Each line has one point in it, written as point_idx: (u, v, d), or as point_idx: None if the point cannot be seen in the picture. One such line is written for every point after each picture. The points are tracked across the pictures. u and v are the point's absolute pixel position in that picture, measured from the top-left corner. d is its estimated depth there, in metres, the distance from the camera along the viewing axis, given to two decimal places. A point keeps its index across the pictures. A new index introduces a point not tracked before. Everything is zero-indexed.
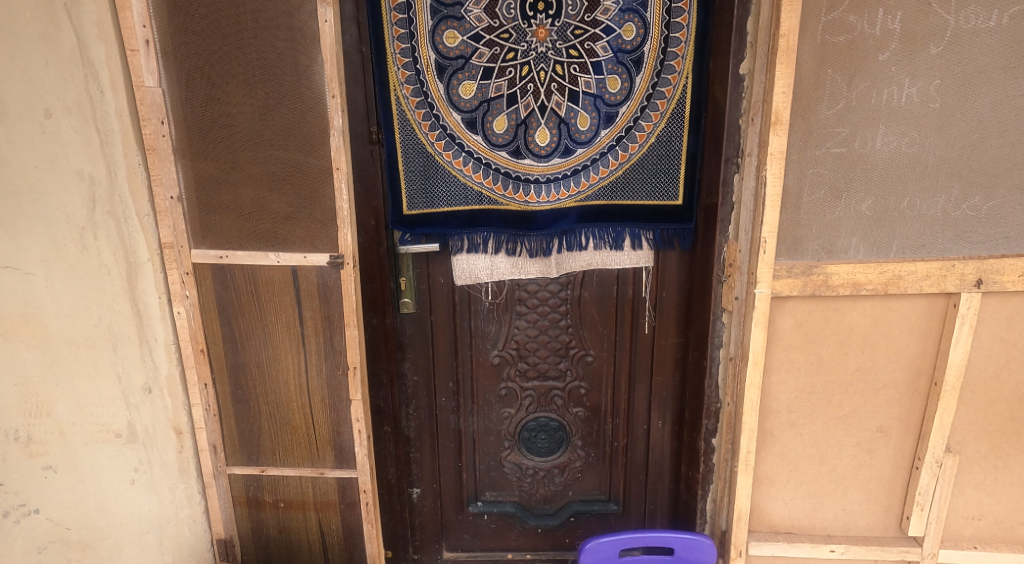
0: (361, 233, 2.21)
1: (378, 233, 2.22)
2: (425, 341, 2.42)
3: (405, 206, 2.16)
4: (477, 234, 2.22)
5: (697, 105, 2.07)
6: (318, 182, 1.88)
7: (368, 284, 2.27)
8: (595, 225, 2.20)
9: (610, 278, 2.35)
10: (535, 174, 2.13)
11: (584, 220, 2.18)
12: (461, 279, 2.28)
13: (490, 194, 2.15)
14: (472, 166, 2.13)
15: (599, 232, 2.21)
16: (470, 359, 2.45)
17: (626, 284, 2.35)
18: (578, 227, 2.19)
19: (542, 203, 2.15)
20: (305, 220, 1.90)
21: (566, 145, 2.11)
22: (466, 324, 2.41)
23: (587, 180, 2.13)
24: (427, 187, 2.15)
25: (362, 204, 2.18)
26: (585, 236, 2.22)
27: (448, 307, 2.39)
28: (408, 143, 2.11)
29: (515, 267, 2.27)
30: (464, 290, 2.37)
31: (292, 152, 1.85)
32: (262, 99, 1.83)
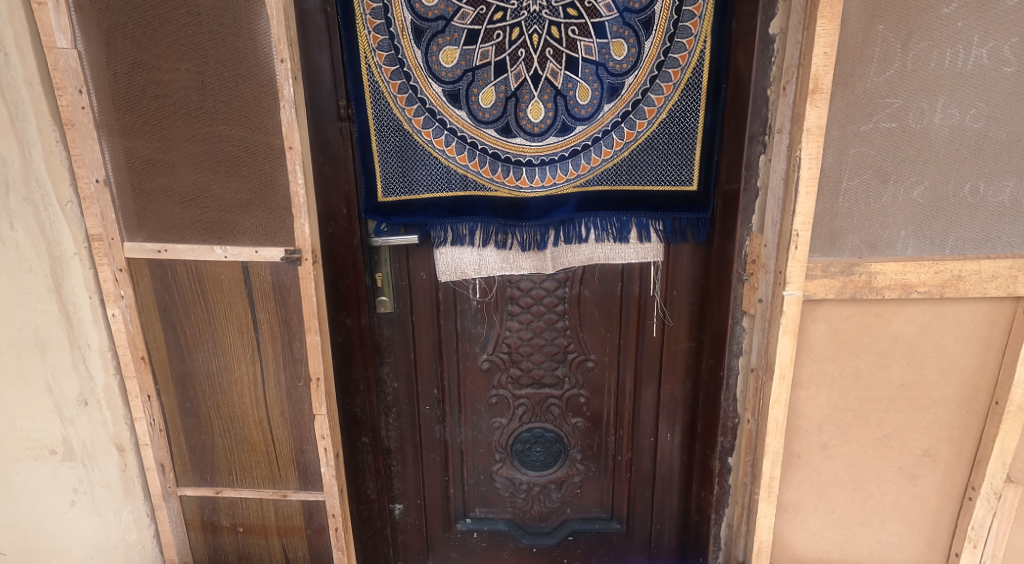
0: (330, 223, 1.96)
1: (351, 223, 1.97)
2: (405, 344, 2.17)
3: (380, 192, 1.90)
4: (462, 224, 1.97)
5: (717, 74, 1.79)
6: (266, 162, 1.60)
7: (339, 282, 2.02)
8: (596, 215, 1.93)
9: (614, 275, 2.08)
10: (528, 156, 1.86)
11: (583, 208, 1.92)
12: (444, 276, 2.04)
13: (476, 178, 1.88)
14: (456, 146, 1.85)
15: (600, 224, 1.95)
16: (456, 364, 2.21)
17: (631, 282, 2.08)
18: (577, 217, 1.93)
19: (536, 190, 1.88)
20: (256, 208, 1.62)
21: (564, 122, 1.83)
22: (452, 325, 2.16)
23: (586, 164, 1.87)
24: (405, 170, 1.88)
25: (332, 192, 1.92)
26: (584, 228, 1.96)
27: (431, 307, 2.13)
28: (382, 120, 1.85)
29: (505, 262, 2.01)
30: (449, 287, 2.11)
31: (236, 127, 1.58)
32: (198, 64, 1.55)
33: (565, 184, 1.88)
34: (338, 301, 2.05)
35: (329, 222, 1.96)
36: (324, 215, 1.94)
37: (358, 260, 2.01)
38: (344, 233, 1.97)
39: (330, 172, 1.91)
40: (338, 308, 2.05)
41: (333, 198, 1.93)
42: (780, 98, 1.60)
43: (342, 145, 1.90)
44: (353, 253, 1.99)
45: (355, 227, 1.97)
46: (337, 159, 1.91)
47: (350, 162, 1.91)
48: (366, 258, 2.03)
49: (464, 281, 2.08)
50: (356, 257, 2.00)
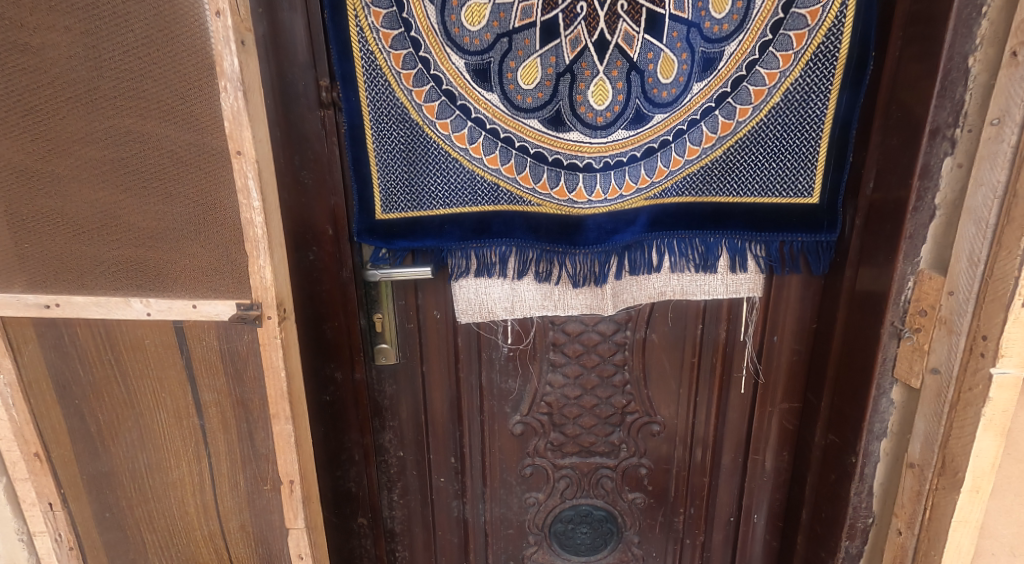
0: (312, 249, 1.46)
1: (343, 248, 1.47)
2: (414, 402, 1.66)
3: (379, 207, 1.40)
4: (492, 248, 1.44)
5: (859, 37, 1.25)
6: (202, 171, 1.08)
7: (322, 325, 1.53)
8: (674, 237, 1.41)
9: (692, 314, 1.55)
10: (585, 157, 1.32)
11: (656, 227, 1.39)
12: (463, 317, 1.53)
13: (511, 188, 1.36)
14: (484, 143, 1.33)
15: (679, 248, 1.43)
16: (480, 427, 1.69)
17: (715, 324, 1.55)
18: (648, 239, 1.41)
19: (594, 205, 1.35)
20: (186, 247, 1.10)
21: (637, 108, 1.30)
22: (474, 379, 1.64)
23: (664, 167, 1.34)
24: (413, 177, 1.37)
25: (315, 204, 1.43)
26: (657, 254, 1.43)
27: (446, 355, 1.61)
28: (381, 106, 1.33)
29: (547, 299, 1.50)
30: (472, 330, 1.59)
31: (152, 120, 1.06)
32: (88, 24, 1.03)
33: (634, 196, 1.35)
34: (325, 350, 1.57)
35: (311, 245, 1.46)
36: (304, 236, 1.45)
37: (351, 297, 1.51)
38: (330, 262, 1.48)
39: (312, 179, 1.41)
40: (322, 357, 1.57)
41: (318, 213, 1.43)
42: (1007, 71, 1.15)
43: (325, 143, 1.39)
44: (343, 288, 1.50)
45: (346, 254, 1.47)
46: (318, 160, 1.40)
47: (339, 164, 1.40)
48: (362, 293, 1.53)
49: (494, 321, 1.56)
50: (347, 293, 1.51)
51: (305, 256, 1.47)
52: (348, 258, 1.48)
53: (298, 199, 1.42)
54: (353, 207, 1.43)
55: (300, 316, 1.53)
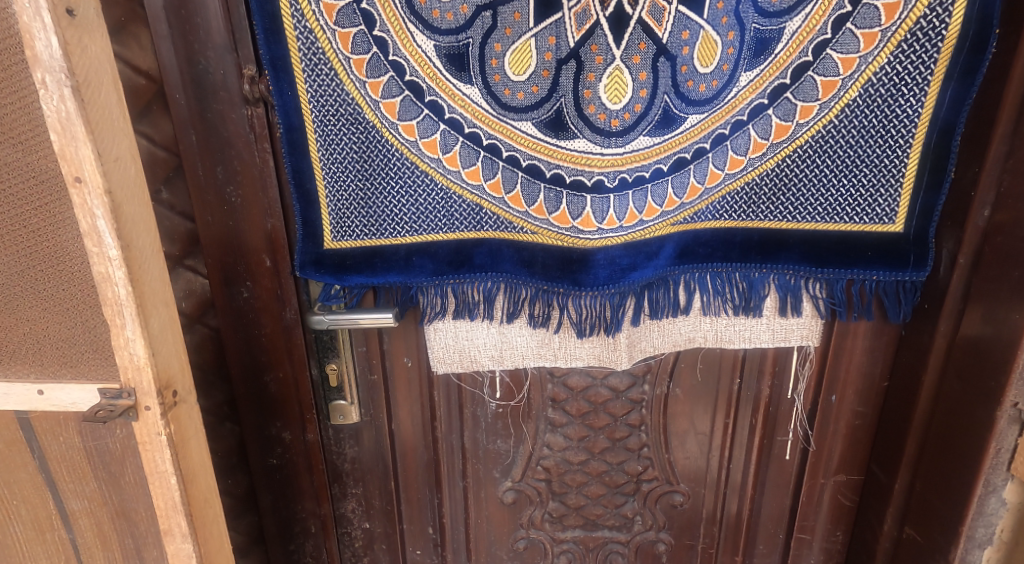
0: (245, 284, 1.15)
1: (286, 284, 1.15)
2: (381, 465, 1.35)
3: (327, 234, 1.08)
4: (474, 286, 1.13)
5: (977, 10, 0.93)
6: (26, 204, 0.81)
7: (263, 377, 1.23)
8: (708, 272, 1.10)
9: (726, 365, 1.24)
10: (594, 172, 1.00)
11: (685, 259, 1.08)
12: (439, 366, 1.22)
13: (498, 210, 1.04)
14: (462, 152, 1.01)
15: (714, 285, 1.12)
16: (463, 496, 1.38)
17: (756, 379, 1.24)
18: (673, 275, 1.10)
19: (605, 235, 1.02)
20: (19, 309, 0.86)
21: (665, 107, 0.98)
22: (456, 440, 1.33)
23: (698, 184, 1.03)
24: (370, 196, 1.05)
25: (247, 228, 1.11)
26: (685, 293, 1.12)
27: (420, 411, 1.30)
28: (326, 103, 1.01)
29: (544, 348, 1.19)
30: (451, 382, 1.28)
31: None
32: None
33: (656, 222, 1.04)
34: (267, 405, 1.26)
35: (245, 278, 1.14)
36: (235, 267, 1.14)
37: (297, 343, 1.20)
38: (269, 301, 1.16)
39: (239, 197, 1.08)
40: (265, 414, 1.27)
41: (251, 240, 1.11)
42: None
43: (256, 150, 1.06)
44: (287, 332, 1.19)
45: (289, 292, 1.16)
46: (247, 171, 1.07)
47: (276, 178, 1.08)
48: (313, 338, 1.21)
49: (480, 371, 1.25)
50: (293, 339, 1.20)
51: (239, 292, 1.16)
52: (292, 298, 1.16)
53: (225, 221, 1.10)
54: (295, 235, 1.10)
55: (236, 365, 1.22)
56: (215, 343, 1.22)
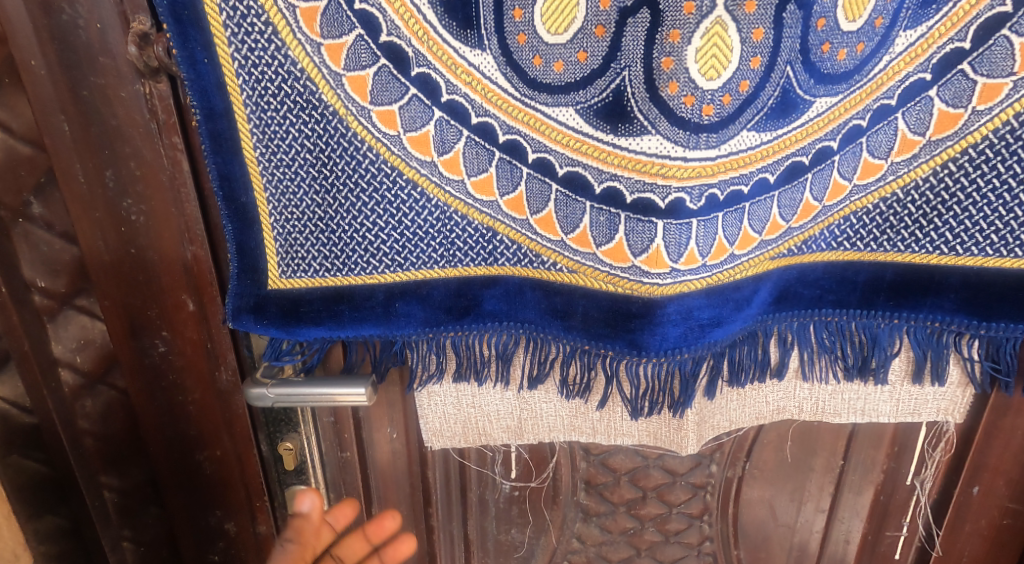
0: (160, 336, 0.82)
1: (219, 335, 0.82)
2: None
3: (273, 268, 0.74)
4: (478, 334, 0.77)
5: None
6: None
7: (193, 456, 0.90)
8: (811, 325, 0.78)
9: (823, 444, 0.92)
10: (670, 188, 0.64)
11: (783, 306, 0.77)
12: (434, 442, 0.87)
13: (522, 237, 0.70)
14: (467, 152, 0.67)
15: (820, 340, 0.78)
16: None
17: (865, 461, 0.92)
18: (763, 327, 0.77)
19: (679, 278, 0.68)
20: None
21: (785, 86, 0.63)
22: (457, 528, 1.00)
23: (814, 203, 0.70)
24: (333, 214, 0.71)
25: (159, 259, 0.77)
26: (780, 352, 0.79)
27: (410, 495, 0.97)
28: (263, 77, 0.67)
29: (577, 419, 0.84)
30: (451, 458, 0.94)
31: None
32: None
33: (752, 256, 0.70)
34: (200, 490, 0.93)
35: (161, 327, 0.82)
36: (145, 312, 0.80)
37: (240, 414, 0.87)
38: (196, 358, 0.83)
39: (141, 214, 0.75)
40: (197, 500, 0.94)
41: (165, 275, 0.78)
42: None
43: (160, 145, 0.72)
44: (223, 399, 0.86)
45: (224, 347, 0.82)
46: (150, 176, 0.73)
47: (193, 185, 0.74)
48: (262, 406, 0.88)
49: (493, 447, 0.92)
50: (233, 408, 0.87)
51: (153, 347, 0.83)
52: (228, 354, 0.83)
53: (126, 248, 0.77)
54: (229, 270, 0.76)
55: (156, 441, 0.89)
56: (126, 409, 0.89)
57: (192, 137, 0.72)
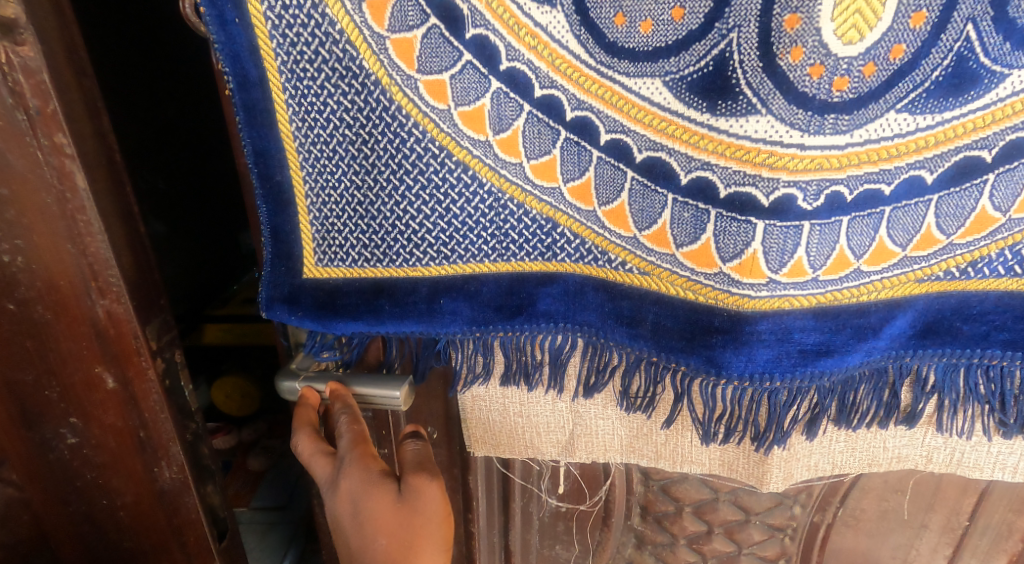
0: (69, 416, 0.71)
1: (154, 424, 0.70)
2: None
3: (308, 256, 0.65)
4: (538, 339, 0.65)
5: None
6: None
7: None
8: (960, 370, 0.60)
9: (946, 497, 0.76)
10: (776, 182, 0.52)
11: (929, 341, 0.59)
12: (475, 449, 0.73)
13: (587, 231, 0.59)
14: (526, 129, 0.57)
15: (972, 387, 0.61)
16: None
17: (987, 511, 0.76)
18: (891, 368, 0.61)
19: (779, 292, 0.56)
20: None
21: (964, 55, 0.49)
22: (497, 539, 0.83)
23: (995, 214, 0.54)
24: (373, 198, 0.62)
25: (60, 330, 0.66)
26: (916, 397, 0.63)
27: (453, 512, 0.81)
28: (298, 38, 0.57)
29: (638, 441, 0.69)
30: (493, 466, 0.77)
31: None
32: None
33: (888, 276, 0.56)
34: None
35: (68, 414, 0.71)
36: (45, 394, 0.69)
37: (187, 515, 0.75)
38: (122, 450, 0.72)
39: (16, 255, 0.63)
40: None
41: (73, 348, 0.67)
42: None
43: (38, 147, 0.58)
44: (162, 502, 0.74)
45: (162, 437, 0.70)
46: (26, 193, 0.60)
47: (93, 210, 0.60)
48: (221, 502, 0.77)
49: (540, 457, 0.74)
50: (183, 513, 0.75)
51: (58, 438, 0.72)
52: (170, 447, 0.71)
53: (4, 305, 0.65)
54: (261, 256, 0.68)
55: (67, 539, 0.79)
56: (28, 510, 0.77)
57: (79, 135, 0.58)
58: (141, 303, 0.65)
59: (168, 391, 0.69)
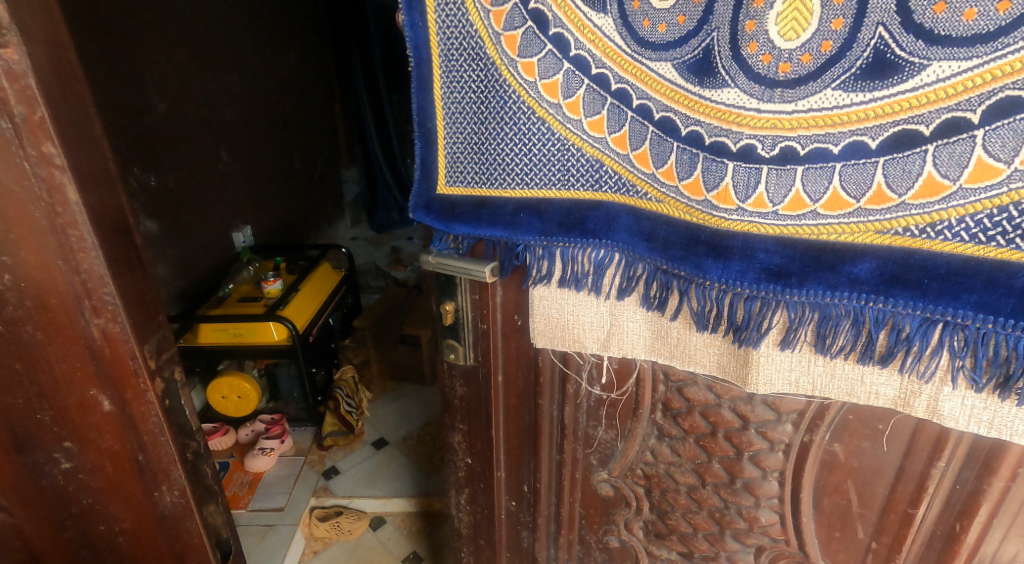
0: (68, 435, 0.89)
1: (154, 445, 0.90)
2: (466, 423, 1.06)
3: (442, 180, 0.96)
4: (589, 251, 0.89)
5: None
6: None
7: None
8: (937, 327, 0.75)
9: (925, 442, 0.83)
10: (740, 135, 0.76)
11: (898, 289, 0.75)
12: (539, 341, 0.97)
13: (621, 169, 0.85)
14: (586, 96, 0.84)
15: (945, 341, 0.76)
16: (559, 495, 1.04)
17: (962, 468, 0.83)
18: (870, 314, 0.78)
19: (746, 217, 0.79)
20: None
21: (880, 51, 0.69)
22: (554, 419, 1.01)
23: (944, 181, 0.71)
24: (486, 142, 0.91)
25: (52, 351, 0.84)
26: (891, 342, 0.78)
27: (526, 394, 1.02)
28: (451, 34, 0.89)
29: (658, 341, 0.90)
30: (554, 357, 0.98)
31: None
32: None
33: (845, 221, 0.76)
34: None
35: (64, 439, 0.89)
36: (38, 417, 0.87)
37: (187, 532, 0.95)
38: (119, 466, 0.91)
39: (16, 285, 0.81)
40: None
41: (70, 369, 0.85)
42: None
43: (27, 156, 0.74)
44: (163, 521, 0.94)
45: (165, 461, 0.90)
46: (20, 213, 0.77)
47: (79, 226, 0.77)
48: (222, 522, 0.99)
49: (588, 341, 0.94)
50: (183, 535, 0.95)
51: (52, 462, 0.90)
52: (170, 469, 0.91)
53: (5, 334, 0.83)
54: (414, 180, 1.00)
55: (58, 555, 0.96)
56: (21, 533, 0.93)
57: (64, 147, 0.74)
58: (135, 326, 0.83)
59: (166, 408, 0.89)
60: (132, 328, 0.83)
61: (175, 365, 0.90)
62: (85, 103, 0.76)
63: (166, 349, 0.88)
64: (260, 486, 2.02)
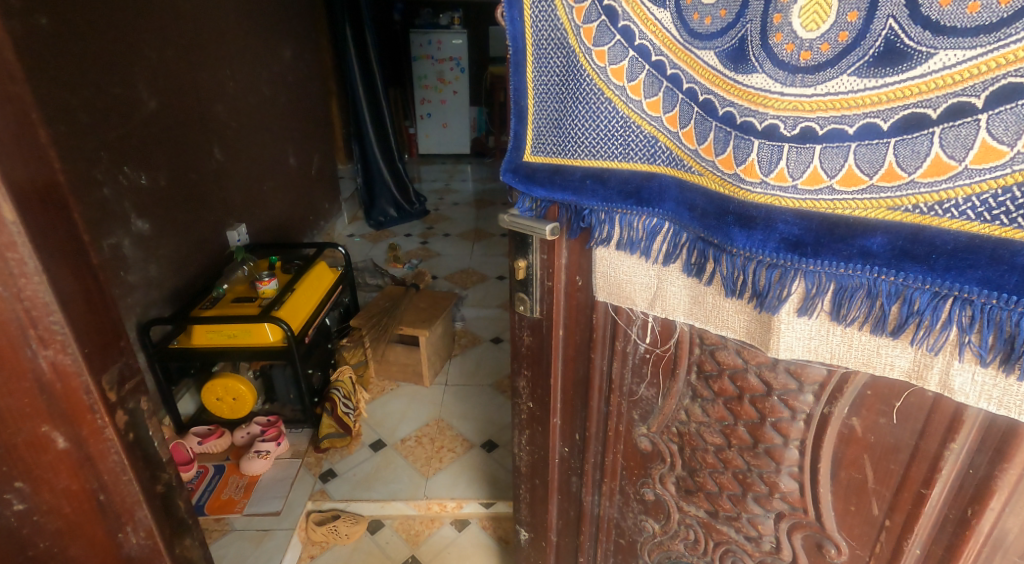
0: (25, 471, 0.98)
1: (113, 485, 0.99)
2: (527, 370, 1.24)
3: (529, 149, 1.09)
4: (643, 218, 1.00)
5: None
6: None
7: None
8: (947, 302, 0.80)
9: (939, 422, 0.87)
10: (767, 115, 0.86)
11: (910, 265, 0.80)
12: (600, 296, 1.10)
13: (672, 145, 0.96)
14: (646, 80, 0.95)
15: (953, 317, 0.80)
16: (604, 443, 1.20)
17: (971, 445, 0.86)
18: (884, 288, 0.83)
19: (770, 191, 0.87)
20: None
21: (891, 39, 0.77)
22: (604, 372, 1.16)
23: (951, 161, 0.77)
24: (564, 120, 1.03)
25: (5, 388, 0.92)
26: (902, 316, 0.83)
27: (583, 347, 1.17)
28: (542, 24, 1.02)
29: (696, 306, 1.01)
30: (608, 312, 1.11)
31: None
32: None
33: (859, 197, 0.82)
34: None
35: (17, 479, 0.97)
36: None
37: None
38: (73, 506, 1.00)
39: None
40: None
41: (22, 407, 0.93)
42: None
43: None
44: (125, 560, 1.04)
45: (125, 503, 1.00)
46: None
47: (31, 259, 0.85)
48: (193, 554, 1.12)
49: (634, 302, 1.06)
50: None
51: (7, 503, 0.99)
52: (132, 510, 1.00)
53: None
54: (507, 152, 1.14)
55: None
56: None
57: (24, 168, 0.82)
58: (89, 362, 0.91)
59: (123, 445, 0.98)
60: (84, 363, 0.91)
61: (138, 397, 0.99)
62: (27, 113, 0.83)
63: (127, 379, 0.97)
64: (256, 488, 2.12)
